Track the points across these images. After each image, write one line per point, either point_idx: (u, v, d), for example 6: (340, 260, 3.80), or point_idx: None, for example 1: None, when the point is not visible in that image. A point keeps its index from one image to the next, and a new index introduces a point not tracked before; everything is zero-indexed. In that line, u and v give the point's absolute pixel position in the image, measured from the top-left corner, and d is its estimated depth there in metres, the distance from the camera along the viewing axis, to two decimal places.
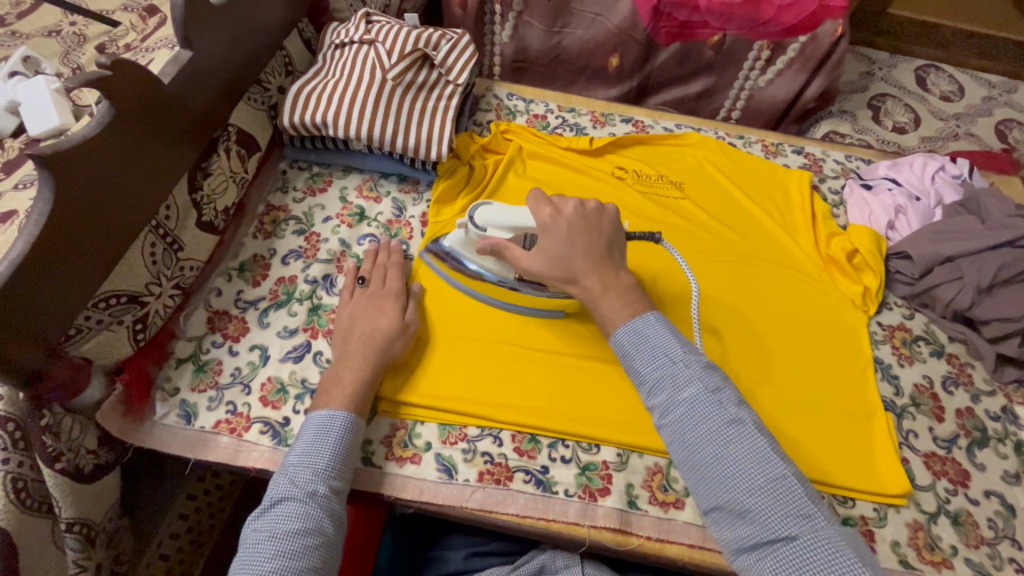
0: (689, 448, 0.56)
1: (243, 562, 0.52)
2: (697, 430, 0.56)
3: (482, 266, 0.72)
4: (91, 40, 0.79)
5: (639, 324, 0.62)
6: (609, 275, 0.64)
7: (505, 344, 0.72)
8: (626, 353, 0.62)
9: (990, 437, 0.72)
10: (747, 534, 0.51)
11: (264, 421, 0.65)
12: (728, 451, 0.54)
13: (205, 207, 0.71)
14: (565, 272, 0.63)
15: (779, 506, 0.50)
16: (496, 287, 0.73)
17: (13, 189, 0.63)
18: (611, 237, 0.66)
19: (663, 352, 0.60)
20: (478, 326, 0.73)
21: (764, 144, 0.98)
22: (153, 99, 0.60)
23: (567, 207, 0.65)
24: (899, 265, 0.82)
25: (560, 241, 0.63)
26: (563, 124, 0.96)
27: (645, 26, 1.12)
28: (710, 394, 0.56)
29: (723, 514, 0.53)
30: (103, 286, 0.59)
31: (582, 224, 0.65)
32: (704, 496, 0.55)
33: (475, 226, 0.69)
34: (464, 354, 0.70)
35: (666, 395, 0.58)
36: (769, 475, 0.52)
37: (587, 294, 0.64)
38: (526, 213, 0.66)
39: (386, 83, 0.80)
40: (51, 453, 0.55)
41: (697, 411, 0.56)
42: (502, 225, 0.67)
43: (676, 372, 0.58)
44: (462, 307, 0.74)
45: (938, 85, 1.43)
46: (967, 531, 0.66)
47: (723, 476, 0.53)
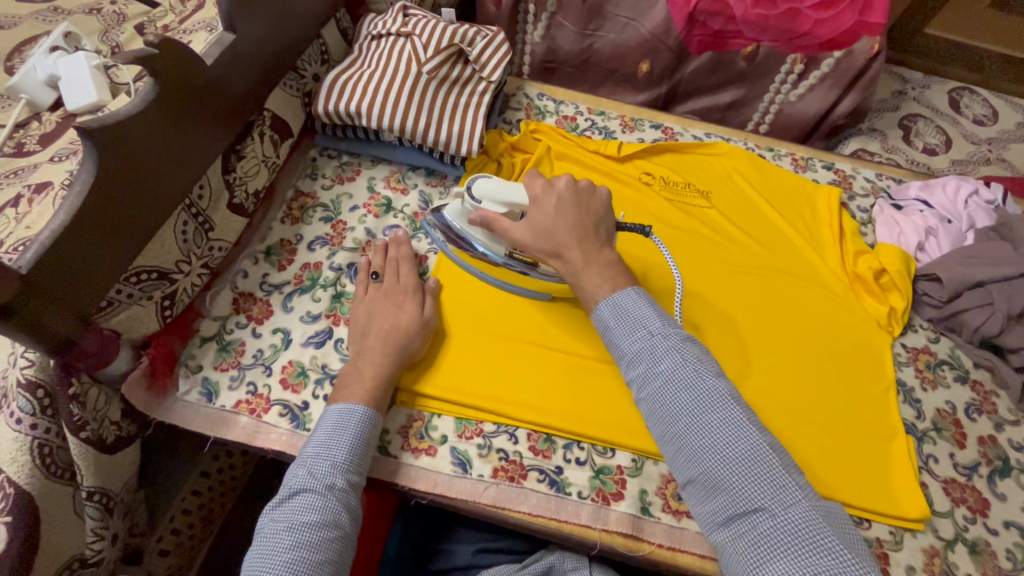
0: (665, 420, 0.56)
1: (260, 549, 0.52)
2: (671, 400, 0.57)
3: (472, 236, 0.74)
4: (131, 19, 0.80)
5: (620, 298, 0.62)
6: (591, 250, 0.64)
7: (521, 343, 0.72)
8: (606, 327, 0.62)
9: (1012, 467, 0.71)
10: (722, 507, 0.52)
11: (284, 404, 0.66)
12: (703, 424, 0.54)
13: (236, 189, 0.72)
14: (550, 245, 0.64)
15: (753, 478, 0.51)
16: (512, 271, 0.76)
17: (48, 162, 0.64)
18: (600, 217, 0.66)
19: (641, 326, 0.60)
20: (494, 322, 0.73)
21: (794, 158, 0.97)
22: (196, 80, 0.61)
23: (559, 181, 0.66)
24: (927, 287, 0.81)
25: (547, 214, 0.64)
26: (592, 127, 0.96)
27: (679, 33, 1.12)
28: (686, 364, 0.57)
29: (699, 489, 0.54)
30: (136, 261, 0.59)
31: (572, 198, 0.65)
32: (680, 470, 0.55)
33: (470, 196, 0.69)
34: (479, 349, 0.71)
35: (644, 368, 0.59)
36: (745, 447, 0.52)
37: (569, 269, 0.64)
38: (520, 189, 0.67)
39: (421, 76, 0.80)
40: (77, 421, 0.56)
41: (678, 379, 0.56)
42: (495, 198, 0.67)
43: (654, 345, 0.59)
44: (477, 301, 0.75)
45: (972, 108, 1.41)
46: (985, 561, 0.65)
47: (698, 450, 0.54)
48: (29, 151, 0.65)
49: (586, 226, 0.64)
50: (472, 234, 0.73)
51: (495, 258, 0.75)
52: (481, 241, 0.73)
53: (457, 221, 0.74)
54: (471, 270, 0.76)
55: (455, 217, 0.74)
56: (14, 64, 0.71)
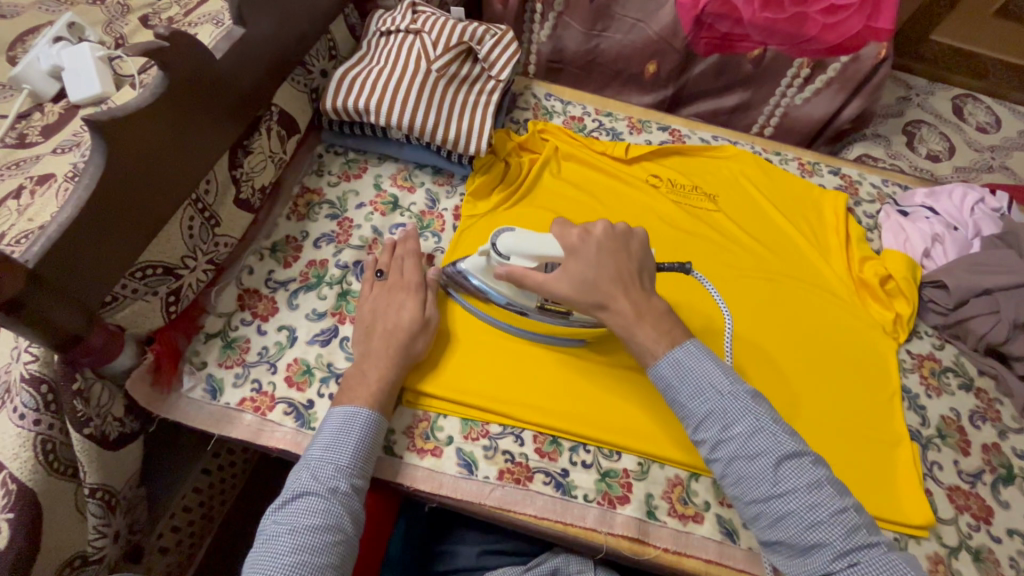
0: (742, 487, 0.56)
1: (262, 551, 0.51)
2: (749, 469, 0.55)
3: (497, 290, 0.70)
4: (135, 10, 0.79)
5: (681, 355, 0.60)
6: (639, 301, 0.62)
7: (529, 347, 0.71)
8: (668, 386, 0.60)
9: (1016, 475, 0.71)
10: (809, 567, 0.53)
11: (288, 402, 0.65)
12: (785, 489, 0.54)
13: (243, 184, 0.71)
14: (596, 297, 0.62)
15: (844, 541, 0.51)
16: (510, 312, 0.72)
17: (51, 153, 0.63)
18: (640, 263, 0.65)
19: (709, 386, 0.59)
20: (505, 359, 0.70)
21: (801, 163, 0.97)
22: (206, 73, 0.60)
23: (595, 228, 0.65)
24: (933, 294, 0.81)
25: (587, 263, 0.62)
26: (600, 128, 0.96)
27: (686, 34, 1.11)
28: (762, 428, 0.56)
29: (784, 548, 0.54)
30: (142, 256, 0.59)
31: (610, 245, 0.64)
32: (761, 531, 0.56)
33: (496, 253, 0.65)
34: (485, 353, 0.70)
35: (717, 431, 0.57)
36: (832, 509, 0.52)
37: (621, 321, 0.62)
38: (552, 239, 0.64)
39: (430, 73, 0.80)
40: (81, 417, 0.55)
41: (753, 444, 0.55)
42: (526, 253, 0.64)
43: (726, 407, 0.57)
44: (490, 343, 0.71)
45: (976, 115, 1.41)
46: (989, 567, 0.65)
47: (782, 515, 0.53)
48: (31, 143, 0.64)
49: (628, 272, 0.63)
50: (496, 289, 0.69)
51: (521, 308, 0.70)
52: (506, 296, 0.69)
53: (476, 274, 0.70)
54: (477, 314, 0.72)
55: (476, 272, 0.70)
56: (17, 54, 0.70)
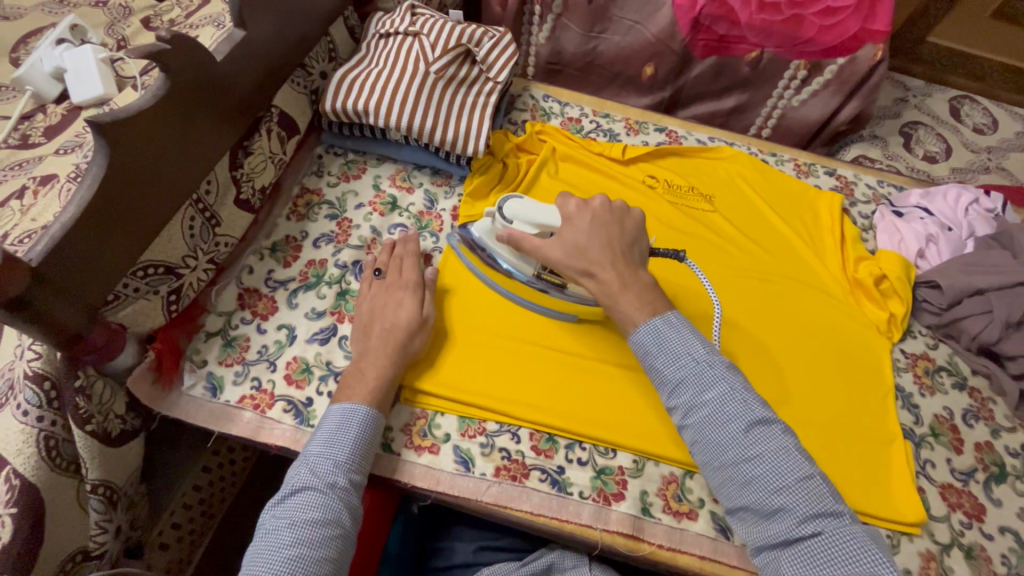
0: (711, 450, 0.57)
1: (262, 544, 0.52)
2: (718, 433, 0.57)
3: (501, 255, 0.74)
4: (136, 13, 0.80)
5: (659, 324, 0.62)
6: (626, 272, 0.64)
7: (522, 336, 0.73)
8: (646, 353, 0.62)
9: (1008, 473, 0.72)
10: (772, 533, 0.53)
11: (288, 399, 0.66)
12: (754, 453, 0.55)
13: (243, 184, 0.72)
14: (582, 263, 0.64)
15: (808, 506, 0.52)
16: (534, 289, 0.75)
17: (53, 154, 0.64)
18: (634, 239, 0.67)
19: (686, 353, 0.60)
20: (502, 328, 0.73)
21: (797, 164, 0.98)
22: (207, 75, 0.61)
23: (594, 202, 0.68)
24: (927, 294, 0.82)
25: (580, 231, 0.66)
26: (597, 129, 0.96)
27: (684, 36, 1.12)
28: (734, 396, 0.57)
29: (749, 514, 0.55)
30: (144, 256, 0.59)
31: (604, 217, 0.67)
32: (729, 497, 0.56)
33: (501, 216, 0.69)
34: (478, 341, 0.72)
35: (690, 396, 0.59)
36: (797, 475, 0.53)
37: (604, 289, 0.64)
38: (553, 209, 0.68)
39: (428, 76, 0.81)
40: (83, 414, 0.56)
41: (724, 410, 0.57)
42: (526, 219, 0.68)
43: (701, 373, 0.59)
44: (489, 309, 0.75)
45: (972, 117, 1.42)
46: (980, 565, 0.65)
47: (750, 478, 0.54)
48: (34, 144, 0.65)
49: (620, 244, 0.66)
50: (499, 251, 0.74)
51: (520, 275, 0.74)
52: (507, 259, 0.74)
53: (483, 236, 0.75)
54: (486, 281, 0.76)
55: (485, 235, 0.75)
56: (20, 56, 0.71)
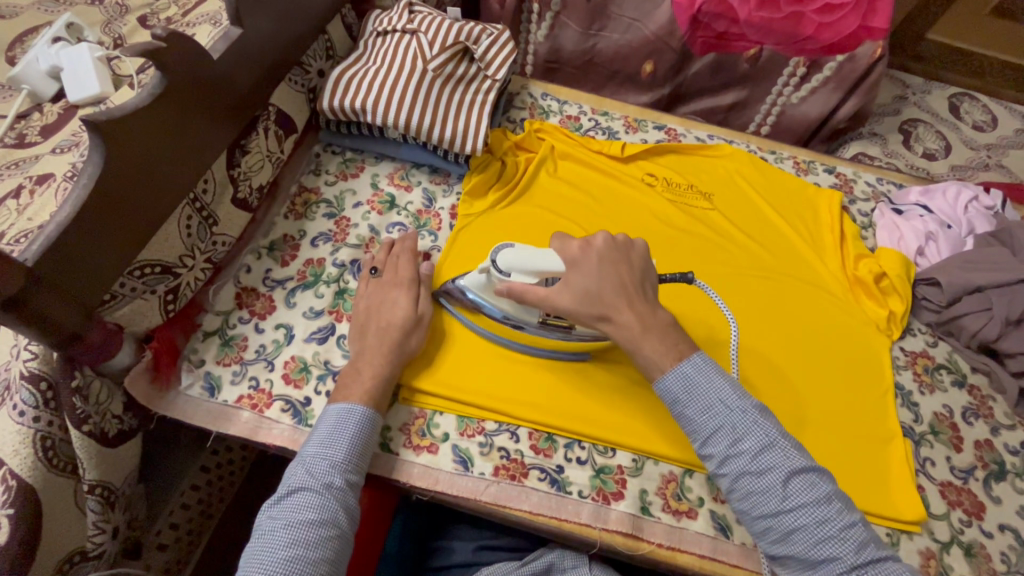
0: (751, 503, 0.56)
1: (258, 545, 0.52)
2: (758, 484, 0.55)
3: (499, 307, 0.69)
4: (133, 10, 0.80)
5: (689, 370, 0.60)
6: (643, 313, 0.62)
7: (533, 379, 0.69)
8: (675, 401, 0.60)
9: (1007, 471, 0.72)
10: None
11: (286, 399, 0.66)
12: (796, 504, 0.54)
13: (241, 183, 0.72)
14: (597, 309, 0.61)
15: (853, 555, 0.52)
16: (506, 326, 0.71)
17: (50, 153, 0.63)
18: (643, 272, 0.64)
19: (717, 401, 0.58)
20: (510, 374, 0.69)
21: (796, 161, 0.97)
22: (203, 73, 0.61)
23: (596, 239, 0.64)
24: (927, 292, 0.82)
25: (589, 276, 0.62)
26: (596, 127, 0.96)
27: (683, 33, 1.12)
28: (773, 446, 0.56)
29: (793, 562, 0.55)
30: (140, 255, 0.59)
31: (611, 256, 0.63)
32: (771, 545, 0.56)
33: (497, 269, 0.64)
34: (488, 388, 0.68)
35: (725, 447, 0.57)
36: (840, 525, 0.53)
37: (626, 334, 0.61)
38: (554, 252, 0.63)
39: (426, 73, 0.80)
40: (80, 415, 0.56)
41: (763, 460, 0.55)
42: (525, 269, 0.63)
43: (735, 423, 0.57)
44: (493, 357, 0.70)
45: (971, 114, 1.41)
46: (979, 563, 0.65)
47: (793, 529, 0.54)
48: (30, 143, 0.65)
49: (631, 283, 0.63)
50: (497, 306, 0.68)
51: (521, 323, 0.69)
52: (506, 311, 0.68)
53: (480, 293, 0.69)
54: (478, 330, 0.72)
55: (478, 289, 0.68)
56: (16, 54, 0.70)
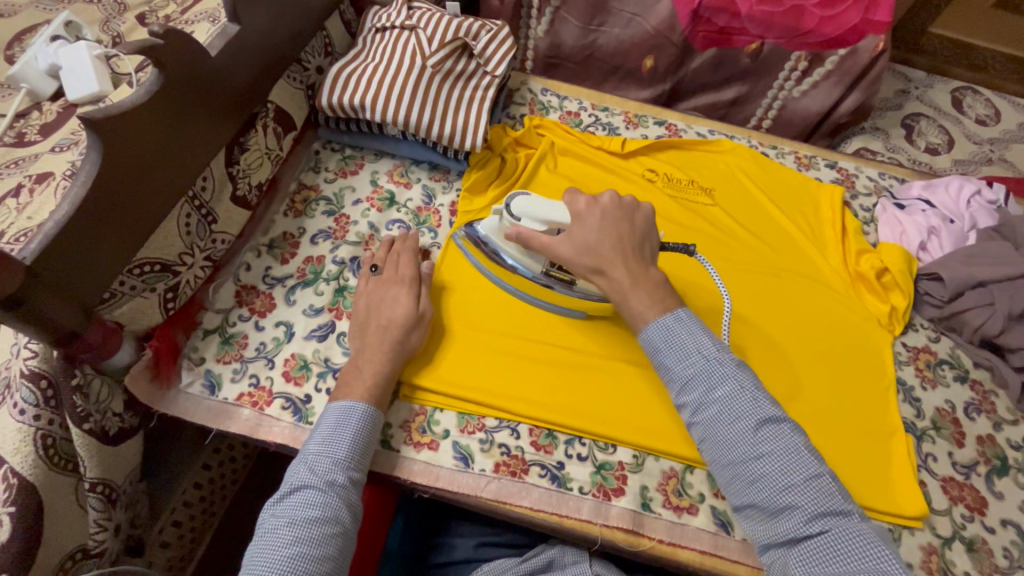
0: (719, 448, 0.56)
1: (261, 544, 0.52)
2: (729, 432, 0.55)
3: (508, 253, 0.72)
4: (131, 9, 0.79)
5: (669, 322, 0.61)
6: (636, 268, 0.63)
7: (531, 332, 0.72)
8: (656, 350, 0.61)
9: (1010, 467, 0.72)
10: (778, 531, 0.52)
11: (286, 397, 0.66)
12: (762, 451, 0.54)
13: (240, 180, 0.72)
14: (593, 261, 0.63)
15: (816, 504, 0.51)
16: (520, 277, 0.74)
17: (49, 152, 0.63)
18: (644, 234, 0.66)
19: (696, 350, 0.59)
20: (512, 322, 0.73)
21: (797, 156, 0.97)
22: (201, 70, 0.61)
23: (604, 197, 0.66)
24: (929, 287, 0.81)
25: (590, 230, 0.64)
26: (596, 123, 0.96)
27: (683, 28, 1.11)
28: (744, 392, 0.56)
29: (755, 513, 0.54)
30: (139, 253, 0.59)
31: (614, 214, 0.65)
32: (735, 495, 0.55)
33: (508, 215, 0.67)
34: (487, 338, 0.71)
35: (699, 394, 0.58)
36: (804, 474, 0.52)
37: (615, 287, 0.63)
38: (561, 207, 0.66)
39: (425, 69, 0.80)
40: (80, 413, 0.56)
41: (733, 407, 0.56)
42: (535, 218, 0.65)
43: (710, 370, 0.58)
44: (499, 304, 0.74)
45: (975, 108, 1.40)
46: (982, 558, 0.65)
47: (758, 476, 0.53)
48: (29, 142, 0.65)
49: (630, 241, 0.64)
50: (505, 249, 0.72)
51: (526, 272, 0.73)
52: (513, 257, 0.72)
53: (490, 235, 0.73)
54: (489, 276, 0.76)
55: (491, 232, 0.72)
56: (15, 53, 0.70)
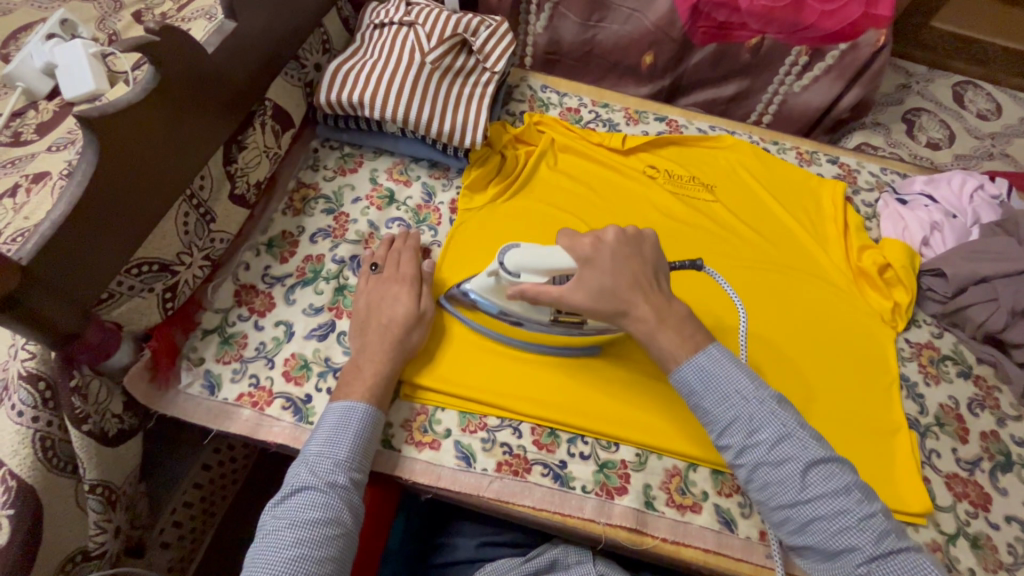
0: (769, 495, 0.56)
1: (263, 546, 0.52)
2: (776, 475, 0.55)
3: (508, 308, 0.67)
4: (128, 6, 0.79)
5: (705, 361, 0.59)
6: (658, 305, 0.61)
7: (544, 378, 0.69)
8: (692, 392, 0.60)
9: (1014, 463, 0.71)
10: (836, 571, 0.53)
11: (286, 396, 0.65)
12: (815, 496, 0.53)
13: (238, 179, 0.71)
14: (613, 305, 0.60)
15: (872, 546, 0.52)
16: (505, 323, 0.69)
17: (46, 151, 0.63)
18: (655, 265, 0.64)
19: (734, 392, 0.58)
20: (521, 374, 0.69)
21: (798, 152, 0.96)
22: (198, 67, 0.60)
23: (608, 235, 0.63)
24: (932, 283, 0.81)
25: (603, 273, 0.60)
26: (596, 119, 0.95)
27: (683, 24, 1.10)
28: (790, 437, 0.55)
29: (811, 551, 0.55)
30: (137, 252, 0.59)
31: (623, 251, 0.62)
32: (789, 535, 0.56)
33: (507, 271, 0.62)
34: (501, 395, 0.67)
35: (741, 438, 0.57)
36: (859, 517, 0.52)
37: (643, 327, 0.61)
38: (565, 250, 0.61)
39: (424, 66, 0.79)
40: (80, 414, 0.55)
41: (779, 452, 0.55)
42: (536, 269, 0.61)
43: (751, 415, 0.57)
44: (504, 359, 0.69)
45: (976, 102, 1.40)
46: (986, 554, 0.65)
47: (812, 521, 0.54)
48: (25, 141, 0.64)
49: (645, 277, 0.62)
50: (507, 306, 0.67)
51: (531, 322, 0.68)
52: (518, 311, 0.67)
53: (485, 294, 0.67)
54: (485, 332, 0.71)
55: (488, 291, 0.66)
56: (10, 51, 0.69)
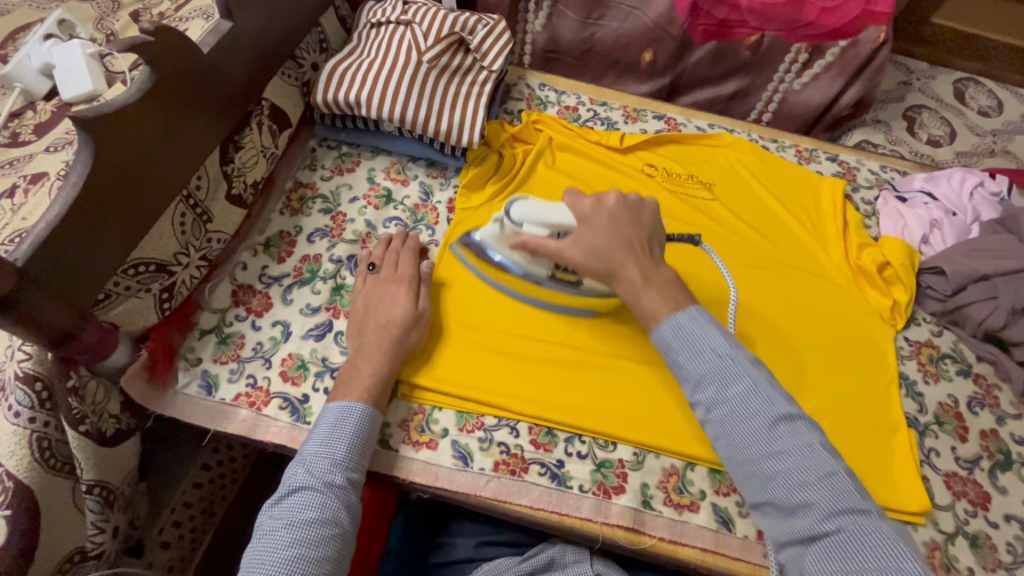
0: (733, 447, 0.55)
1: (260, 545, 0.52)
2: (743, 430, 0.55)
3: (509, 258, 0.70)
4: (125, 6, 0.78)
5: (681, 319, 0.60)
6: (649, 268, 0.63)
7: (539, 338, 0.71)
8: (668, 347, 0.60)
9: (1013, 461, 0.71)
10: (794, 529, 0.51)
11: (284, 396, 0.65)
12: (778, 449, 0.53)
13: (235, 179, 0.71)
14: (605, 265, 0.63)
15: (830, 500, 0.50)
16: (515, 278, 0.72)
17: (43, 152, 0.63)
18: (651, 232, 0.66)
19: (707, 347, 0.58)
20: (518, 329, 0.72)
21: (798, 150, 0.96)
22: (194, 67, 0.60)
23: (609, 198, 0.66)
24: (932, 281, 0.81)
25: (599, 232, 0.63)
26: (595, 118, 0.95)
27: (682, 21, 1.10)
28: (757, 391, 0.55)
29: (770, 510, 0.53)
30: (133, 253, 0.59)
31: (621, 214, 0.65)
32: (752, 493, 0.55)
33: (510, 219, 0.66)
34: (493, 350, 0.70)
35: (713, 391, 0.57)
36: (820, 470, 0.51)
37: (628, 287, 0.63)
38: (566, 208, 0.64)
39: (421, 65, 0.79)
40: (76, 415, 0.55)
41: (747, 405, 0.55)
42: (537, 221, 0.64)
43: (724, 368, 0.57)
44: (503, 311, 0.73)
45: (976, 99, 1.39)
46: (985, 553, 0.65)
47: (771, 476, 0.53)
48: (23, 142, 0.64)
49: (640, 242, 0.64)
50: (508, 257, 0.70)
51: (529, 276, 0.71)
52: (518, 264, 0.70)
53: (488, 243, 0.71)
54: (488, 282, 0.74)
55: (492, 240, 0.70)
56: (7, 52, 0.69)
